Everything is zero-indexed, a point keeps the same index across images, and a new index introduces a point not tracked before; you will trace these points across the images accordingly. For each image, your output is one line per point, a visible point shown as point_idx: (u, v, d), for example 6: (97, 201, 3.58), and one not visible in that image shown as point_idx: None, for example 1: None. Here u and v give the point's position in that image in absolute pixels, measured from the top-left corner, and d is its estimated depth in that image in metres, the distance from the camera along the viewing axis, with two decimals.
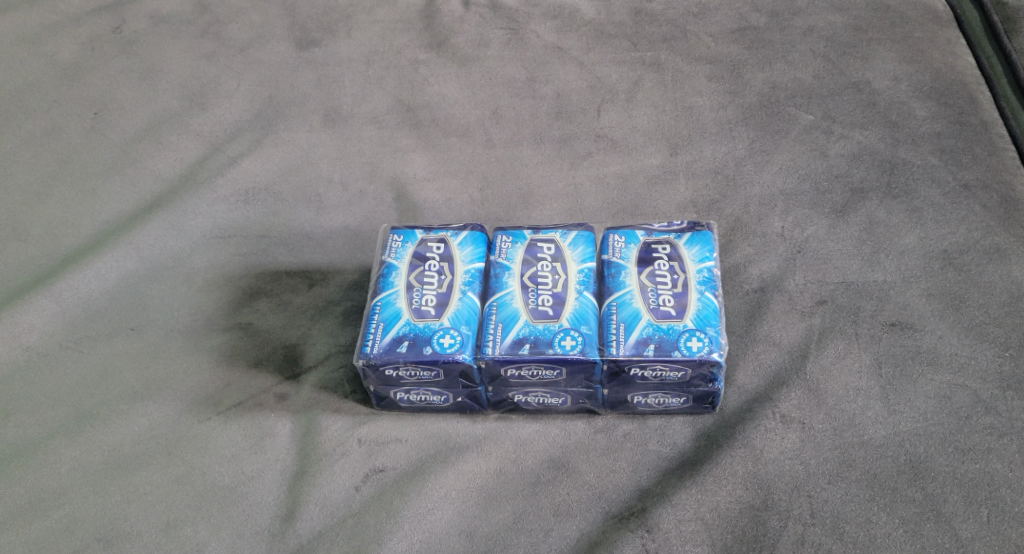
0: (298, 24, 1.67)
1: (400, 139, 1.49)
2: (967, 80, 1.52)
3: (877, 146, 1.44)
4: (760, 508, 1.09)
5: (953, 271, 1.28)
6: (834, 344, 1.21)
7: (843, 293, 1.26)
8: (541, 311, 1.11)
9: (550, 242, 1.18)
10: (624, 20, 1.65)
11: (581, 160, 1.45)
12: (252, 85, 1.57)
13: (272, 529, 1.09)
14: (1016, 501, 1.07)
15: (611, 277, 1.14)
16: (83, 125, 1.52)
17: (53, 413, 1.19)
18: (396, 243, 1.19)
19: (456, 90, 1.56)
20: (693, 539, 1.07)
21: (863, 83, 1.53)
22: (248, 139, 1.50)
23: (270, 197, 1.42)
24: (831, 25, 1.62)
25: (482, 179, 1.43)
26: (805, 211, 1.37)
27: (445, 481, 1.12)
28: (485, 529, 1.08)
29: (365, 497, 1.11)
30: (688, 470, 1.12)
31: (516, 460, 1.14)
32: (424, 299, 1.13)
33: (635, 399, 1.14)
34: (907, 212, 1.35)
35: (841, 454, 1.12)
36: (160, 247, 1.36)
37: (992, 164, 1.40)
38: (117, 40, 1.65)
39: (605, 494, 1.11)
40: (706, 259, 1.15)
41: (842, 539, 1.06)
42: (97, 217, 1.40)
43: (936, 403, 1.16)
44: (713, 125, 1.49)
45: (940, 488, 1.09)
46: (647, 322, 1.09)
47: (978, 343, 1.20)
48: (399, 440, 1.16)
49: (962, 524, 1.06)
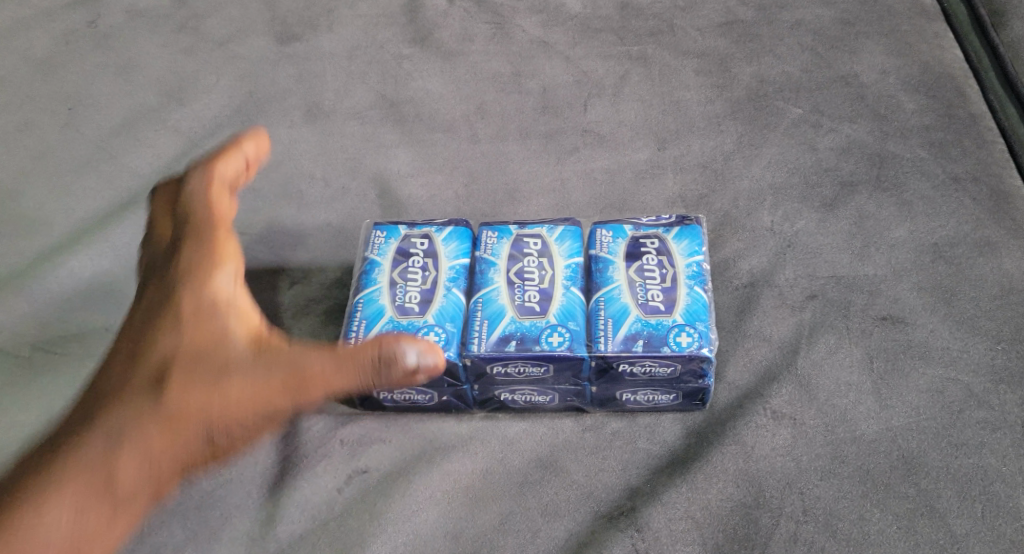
0: (279, 18, 1.64)
1: (383, 135, 1.46)
2: (955, 74, 1.50)
3: (866, 140, 1.42)
4: (751, 506, 1.07)
5: (943, 264, 1.26)
6: (824, 339, 1.20)
7: (833, 288, 1.25)
8: (527, 307, 1.09)
9: (536, 237, 1.16)
10: (610, 14, 1.63)
11: (568, 154, 1.43)
12: (231, 81, 1.54)
13: (251, 533, 1.06)
14: (1011, 496, 1.06)
15: (598, 272, 1.12)
16: (57, 121, 1.49)
17: (24, 417, 1.16)
18: (379, 239, 1.17)
19: (440, 85, 1.54)
20: (684, 538, 1.05)
21: (851, 76, 1.52)
22: (228, 135, 1.47)
23: (249, 194, 1.39)
24: (818, 18, 1.61)
25: (467, 175, 1.41)
26: (794, 205, 1.35)
27: (430, 482, 1.10)
28: (471, 531, 1.06)
29: (347, 499, 1.08)
30: (678, 468, 1.10)
31: (502, 460, 1.12)
32: (408, 296, 1.11)
33: (624, 396, 1.12)
34: (897, 205, 1.34)
35: (834, 450, 1.10)
36: (136, 245, 1.33)
37: (981, 157, 1.39)
38: (92, 34, 1.62)
39: (593, 494, 1.08)
40: (695, 253, 1.13)
41: (835, 537, 1.04)
42: (72, 216, 1.37)
43: (928, 397, 1.14)
44: (701, 120, 1.47)
45: (933, 484, 1.07)
46: (635, 317, 1.07)
47: (970, 337, 1.19)
48: (381, 441, 1.13)
49: (957, 520, 1.04)
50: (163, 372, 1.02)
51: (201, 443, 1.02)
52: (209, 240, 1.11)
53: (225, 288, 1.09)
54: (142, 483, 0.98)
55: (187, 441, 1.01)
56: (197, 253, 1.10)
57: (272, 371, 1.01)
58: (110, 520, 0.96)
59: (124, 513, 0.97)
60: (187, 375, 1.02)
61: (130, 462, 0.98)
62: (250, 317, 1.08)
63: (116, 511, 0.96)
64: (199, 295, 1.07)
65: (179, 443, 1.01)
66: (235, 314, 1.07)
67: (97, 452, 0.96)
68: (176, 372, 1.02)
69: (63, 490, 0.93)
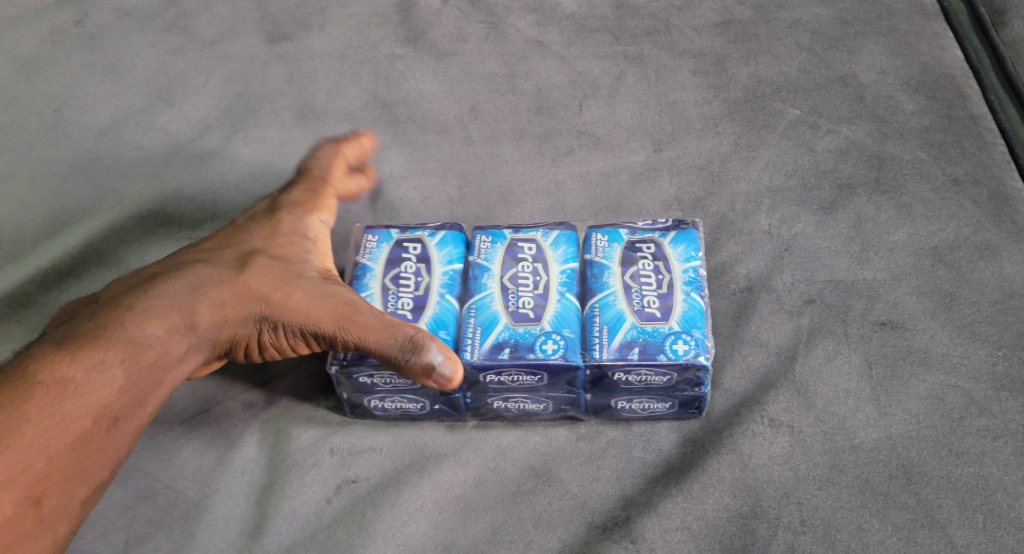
0: (269, 17, 1.61)
1: (375, 137, 1.44)
2: (955, 74, 1.48)
3: (865, 142, 1.40)
4: (748, 516, 1.05)
5: (943, 269, 1.25)
6: (822, 345, 1.18)
7: (831, 292, 1.23)
8: (521, 314, 1.07)
9: (531, 242, 1.14)
10: (606, 14, 1.61)
11: (563, 156, 1.41)
12: (220, 81, 1.52)
13: (237, 545, 1.04)
14: (1013, 506, 1.04)
15: (593, 278, 1.10)
16: (43, 122, 1.47)
17: None
18: (371, 244, 1.14)
19: (433, 86, 1.51)
20: (679, 550, 1.03)
21: (850, 77, 1.49)
22: (217, 137, 1.44)
23: (238, 197, 1.37)
24: (816, 18, 1.59)
25: (460, 177, 1.39)
26: (792, 208, 1.33)
27: (421, 492, 1.08)
28: (462, 542, 1.04)
29: (336, 510, 1.06)
30: (674, 478, 1.08)
31: (495, 470, 1.09)
32: (401, 302, 1.09)
33: (619, 404, 1.10)
34: (896, 208, 1.32)
35: (832, 459, 1.09)
36: (122, 249, 1.31)
37: (982, 159, 1.37)
38: (79, 34, 1.59)
39: (587, 504, 1.06)
40: (692, 258, 1.11)
41: (833, 548, 1.02)
42: (57, 219, 1.35)
43: (928, 405, 1.12)
44: (697, 121, 1.45)
45: (934, 493, 1.05)
46: (631, 324, 1.05)
47: (971, 342, 1.17)
48: (372, 449, 1.11)
49: (958, 531, 1.02)
50: (251, 256, 1.10)
51: (254, 324, 1.08)
52: (325, 192, 1.21)
53: (321, 228, 1.19)
54: (212, 325, 1.06)
55: (242, 315, 1.07)
56: (306, 194, 1.20)
57: (332, 292, 1.05)
58: (179, 358, 1.04)
59: (164, 377, 1.03)
60: (265, 269, 1.09)
61: (209, 301, 1.06)
62: (327, 260, 1.16)
63: (188, 352, 1.05)
64: (302, 225, 1.17)
65: (238, 312, 1.07)
66: (317, 252, 1.15)
67: (184, 289, 1.05)
68: (259, 261, 1.10)
69: (150, 311, 1.02)
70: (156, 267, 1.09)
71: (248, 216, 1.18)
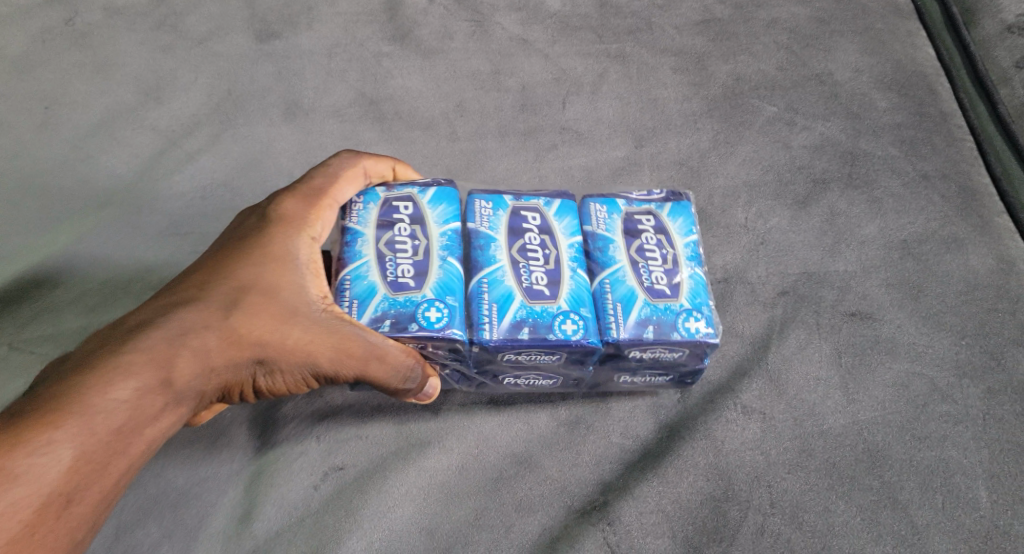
0: (258, 16, 1.62)
1: (363, 132, 1.48)
2: (927, 72, 1.53)
3: (839, 138, 1.45)
4: (720, 499, 1.10)
5: (911, 261, 1.29)
6: (794, 335, 1.22)
7: (804, 284, 1.27)
8: (536, 290, 1.09)
9: (534, 211, 1.15)
10: (589, 12, 1.64)
11: (547, 152, 1.45)
12: (209, 79, 1.54)
13: (227, 530, 1.09)
14: (970, 488, 1.11)
15: (598, 252, 1.14)
16: (33, 120, 1.48)
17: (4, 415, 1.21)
18: (358, 206, 1.14)
19: (420, 83, 1.55)
20: (654, 531, 1.08)
21: (826, 75, 1.54)
22: (206, 135, 1.48)
23: (228, 194, 1.41)
24: (794, 17, 1.63)
25: (446, 172, 1.43)
26: (767, 202, 1.37)
27: (406, 478, 1.12)
28: (446, 527, 1.08)
29: (323, 496, 1.11)
30: (650, 462, 1.13)
31: (478, 456, 1.14)
32: (401, 269, 1.09)
33: (620, 379, 1.14)
34: (868, 203, 1.36)
35: (801, 444, 1.14)
36: (113, 244, 1.35)
37: (951, 155, 1.42)
38: (69, 33, 1.59)
39: (567, 488, 1.11)
40: (690, 233, 1.16)
41: (801, 529, 1.08)
42: (49, 216, 1.38)
43: (893, 392, 1.17)
44: (678, 117, 1.49)
45: (897, 476, 1.11)
46: (643, 302, 1.09)
47: (936, 332, 1.22)
48: (358, 437, 1.15)
49: (918, 511, 1.09)
50: (243, 294, 1.03)
51: (250, 368, 1.03)
52: (321, 201, 1.12)
53: (317, 243, 1.11)
54: (197, 376, 0.99)
55: (234, 359, 1.02)
56: (300, 204, 1.11)
57: (335, 330, 1.04)
58: (156, 416, 0.96)
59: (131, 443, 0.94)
60: (259, 311, 1.03)
61: (193, 350, 0.98)
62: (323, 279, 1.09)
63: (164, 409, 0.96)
64: (299, 247, 1.08)
65: (231, 358, 1.01)
66: (312, 273, 1.08)
67: (163, 340, 0.97)
68: (250, 299, 1.03)
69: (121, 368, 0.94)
70: (137, 313, 1.00)
71: (239, 236, 1.08)
